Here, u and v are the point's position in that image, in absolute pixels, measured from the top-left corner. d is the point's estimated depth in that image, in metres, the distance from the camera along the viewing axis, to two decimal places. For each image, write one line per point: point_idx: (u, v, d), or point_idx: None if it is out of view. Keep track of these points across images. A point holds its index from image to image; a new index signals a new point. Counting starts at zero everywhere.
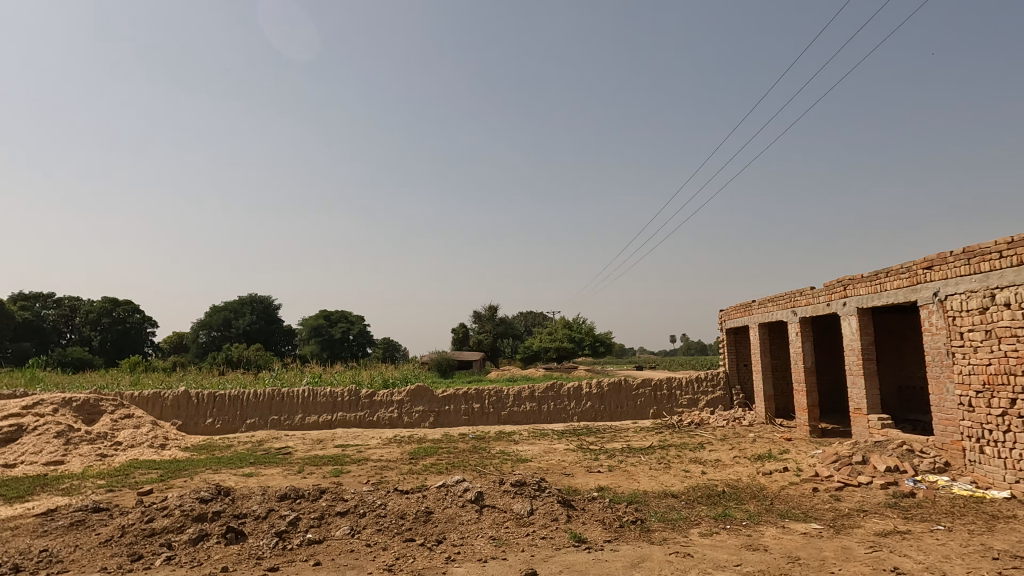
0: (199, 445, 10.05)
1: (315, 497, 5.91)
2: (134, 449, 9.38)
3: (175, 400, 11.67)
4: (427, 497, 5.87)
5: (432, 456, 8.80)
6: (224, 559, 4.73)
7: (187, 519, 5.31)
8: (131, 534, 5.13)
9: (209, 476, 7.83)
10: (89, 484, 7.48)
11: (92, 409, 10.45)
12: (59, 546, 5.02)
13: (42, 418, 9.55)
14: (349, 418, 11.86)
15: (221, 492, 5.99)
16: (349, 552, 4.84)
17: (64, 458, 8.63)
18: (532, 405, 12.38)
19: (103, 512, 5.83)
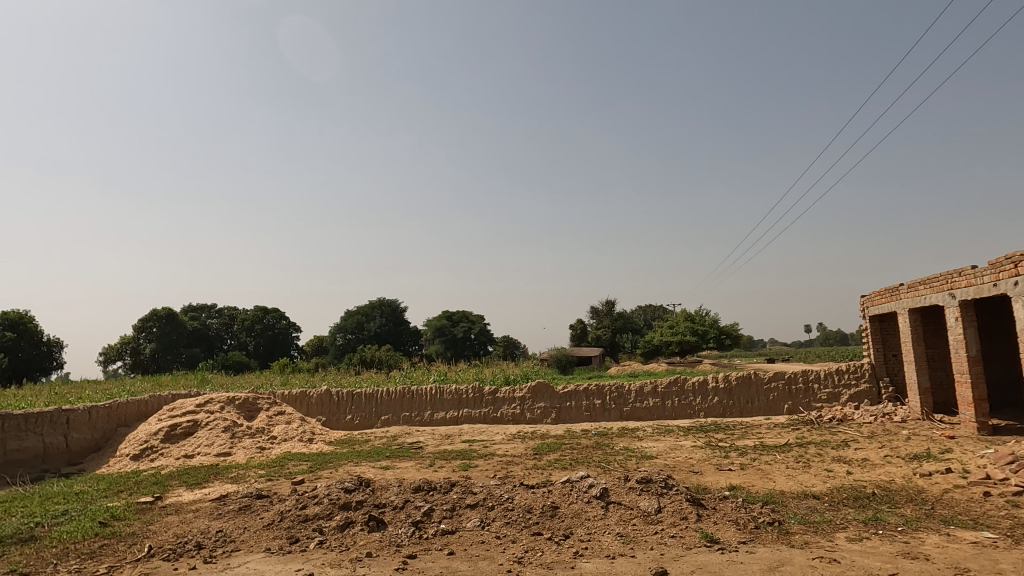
0: (342, 440, 10.89)
1: (446, 490, 6.19)
2: (286, 443, 10.36)
3: (320, 397, 12.71)
4: (552, 492, 5.93)
5: (556, 452, 8.87)
6: (368, 545, 5.10)
7: (334, 507, 5.79)
8: (289, 519, 5.69)
9: (351, 468, 8.49)
10: (252, 474, 8.38)
11: (251, 406, 11.67)
12: (231, 528, 5.69)
13: (212, 415, 10.84)
14: (474, 414, 12.29)
15: (363, 483, 6.46)
16: (480, 543, 5.04)
17: (231, 450, 9.76)
18: (655, 401, 12.08)
19: (264, 499, 6.52)
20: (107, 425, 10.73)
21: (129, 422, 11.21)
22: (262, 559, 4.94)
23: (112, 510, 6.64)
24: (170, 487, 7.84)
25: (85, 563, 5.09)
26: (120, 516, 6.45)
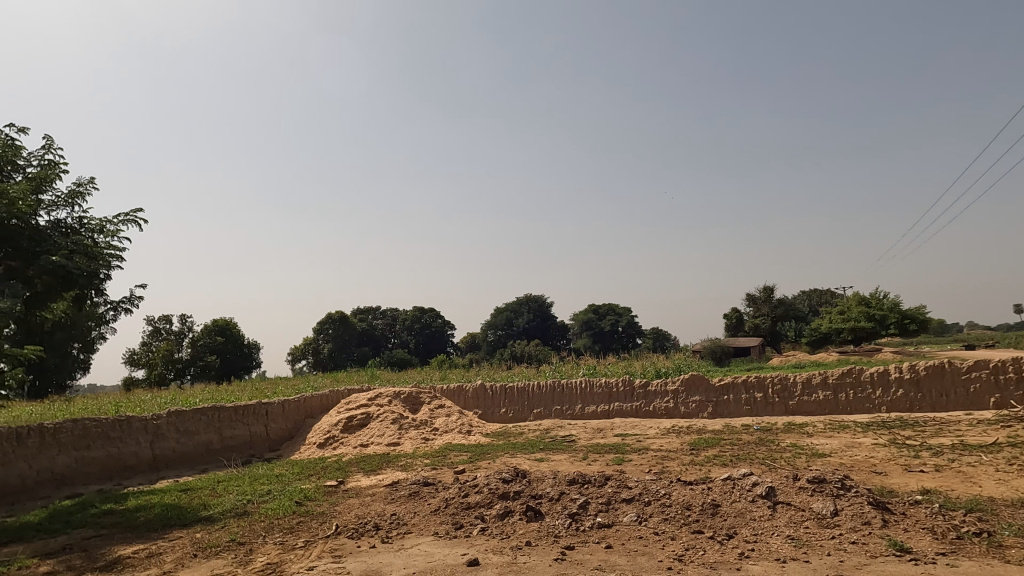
0: (498, 432, 11.32)
1: (601, 483, 6.19)
2: (448, 435, 11.02)
3: (476, 391, 13.32)
4: (712, 490, 5.68)
5: (714, 448, 8.47)
6: (527, 535, 5.27)
7: (494, 496, 6.05)
8: (453, 506, 6.06)
9: (508, 460, 8.80)
10: (419, 463, 9.02)
11: (415, 400, 12.55)
12: (404, 512, 6.19)
13: (381, 408, 11.85)
14: (626, 408, 12.14)
15: (520, 474, 6.67)
16: (638, 538, 4.98)
17: (399, 440, 10.60)
18: (826, 394, 11.06)
19: (431, 486, 7.00)
20: (297, 416, 12.19)
21: (314, 414, 12.61)
22: (431, 542, 5.31)
23: (305, 491, 7.52)
24: (350, 472, 8.71)
25: (286, 536, 5.83)
26: (312, 497, 7.29)
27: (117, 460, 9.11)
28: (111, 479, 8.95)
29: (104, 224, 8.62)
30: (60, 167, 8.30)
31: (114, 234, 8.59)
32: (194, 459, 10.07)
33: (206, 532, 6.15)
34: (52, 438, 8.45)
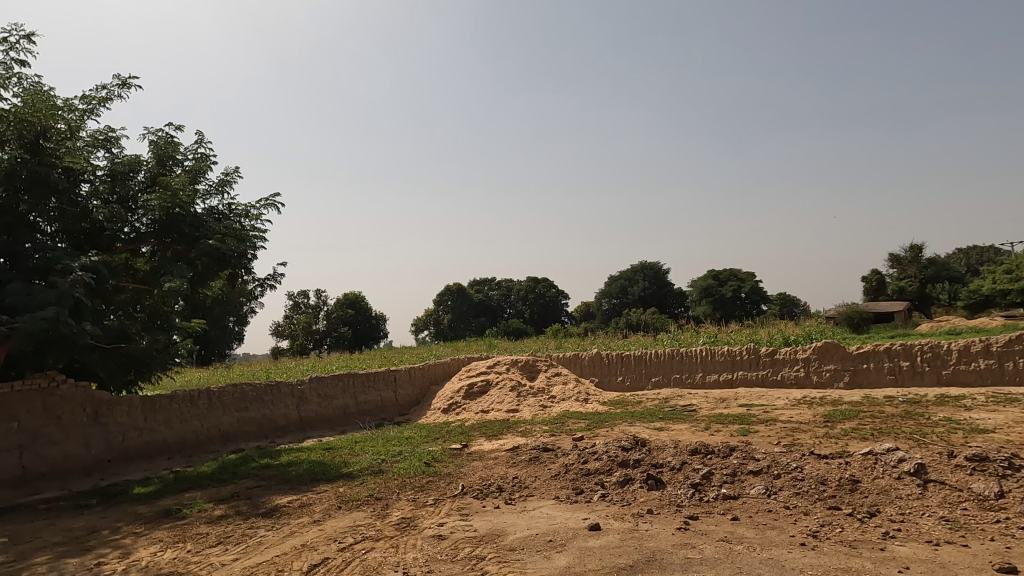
0: (615, 400, 11.28)
1: (726, 454, 5.99)
2: (565, 402, 11.16)
3: (592, 359, 13.32)
4: (851, 464, 5.29)
5: (852, 420, 7.87)
6: (649, 503, 5.24)
7: (614, 463, 6.06)
8: (573, 472, 6.15)
9: (626, 428, 8.75)
10: (538, 429, 9.23)
11: (532, 368, 12.80)
12: (525, 476, 6.39)
13: (500, 375, 12.23)
14: (750, 377, 11.59)
15: (639, 443, 6.61)
16: (767, 511, 4.78)
17: (518, 407, 10.90)
18: (989, 363, 9.83)
19: (550, 452, 7.14)
20: (422, 383, 12.90)
21: (438, 381, 13.28)
22: (553, 505, 5.45)
23: (433, 453, 7.98)
24: (473, 437, 9.11)
25: (418, 494, 6.24)
26: (439, 458, 7.72)
27: (270, 420, 10.17)
28: (266, 437, 10.02)
29: (249, 209, 9.51)
30: (211, 159, 9.23)
31: (258, 217, 9.45)
32: (334, 421, 11.02)
33: (348, 487, 6.74)
34: (217, 400, 9.58)
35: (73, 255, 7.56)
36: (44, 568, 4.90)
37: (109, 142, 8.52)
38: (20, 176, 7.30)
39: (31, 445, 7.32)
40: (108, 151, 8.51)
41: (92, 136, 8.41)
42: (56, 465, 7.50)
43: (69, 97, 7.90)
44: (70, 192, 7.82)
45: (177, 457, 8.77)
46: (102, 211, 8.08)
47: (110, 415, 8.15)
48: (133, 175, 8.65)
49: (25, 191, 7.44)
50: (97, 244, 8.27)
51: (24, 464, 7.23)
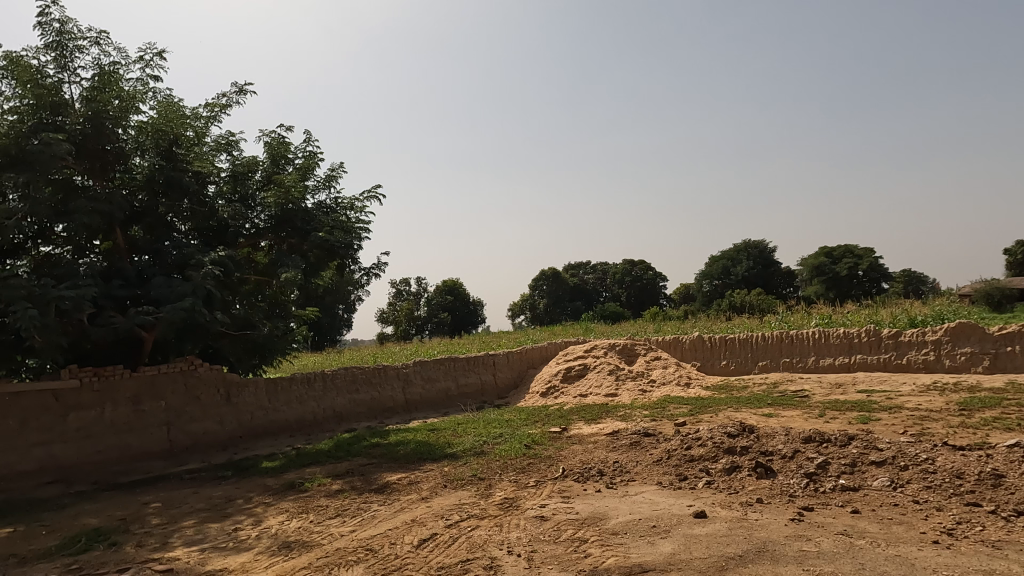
0: (719, 385, 10.88)
1: (843, 443, 5.60)
2: (665, 387, 10.91)
3: (693, 343, 12.90)
4: (993, 457, 4.78)
5: (994, 409, 7.09)
6: (758, 492, 5.02)
7: (719, 450, 5.86)
8: (676, 458, 6.01)
9: (732, 414, 8.42)
10: (638, 414, 9.09)
11: (630, 351, 12.60)
12: (626, 460, 6.32)
13: (598, 359, 12.16)
14: (870, 361, 10.76)
15: (746, 429, 6.33)
16: (892, 505, 4.43)
17: (617, 391, 10.81)
18: None
19: (652, 437, 7.02)
20: (520, 367, 13.08)
21: (536, 364, 13.41)
22: (655, 491, 5.36)
23: (533, 435, 8.09)
24: (572, 420, 9.13)
25: (520, 475, 6.35)
26: (539, 441, 7.81)
27: (379, 402, 10.73)
28: (376, 418, 10.59)
29: (354, 202, 10.01)
30: (318, 156, 9.79)
31: (362, 209, 9.94)
32: (437, 403, 11.45)
33: (452, 467, 6.99)
34: (331, 383, 10.23)
35: (204, 251, 8.32)
36: (191, 530, 5.49)
37: (230, 145, 9.25)
38: (158, 181, 8.10)
39: (175, 422, 8.18)
40: (230, 154, 9.24)
41: (215, 141, 9.17)
42: (196, 440, 8.34)
43: (195, 106, 8.64)
44: (199, 194, 8.59)
45: (298, 435, 9.48)
46: (227, 209, 8.81)
47: (239, 396, 8.93)
48: (252, 175, 9.35)
49: (163, 195, 8.25)
50: (224, 240, 9.05)
51: (171, 439, 8.10)
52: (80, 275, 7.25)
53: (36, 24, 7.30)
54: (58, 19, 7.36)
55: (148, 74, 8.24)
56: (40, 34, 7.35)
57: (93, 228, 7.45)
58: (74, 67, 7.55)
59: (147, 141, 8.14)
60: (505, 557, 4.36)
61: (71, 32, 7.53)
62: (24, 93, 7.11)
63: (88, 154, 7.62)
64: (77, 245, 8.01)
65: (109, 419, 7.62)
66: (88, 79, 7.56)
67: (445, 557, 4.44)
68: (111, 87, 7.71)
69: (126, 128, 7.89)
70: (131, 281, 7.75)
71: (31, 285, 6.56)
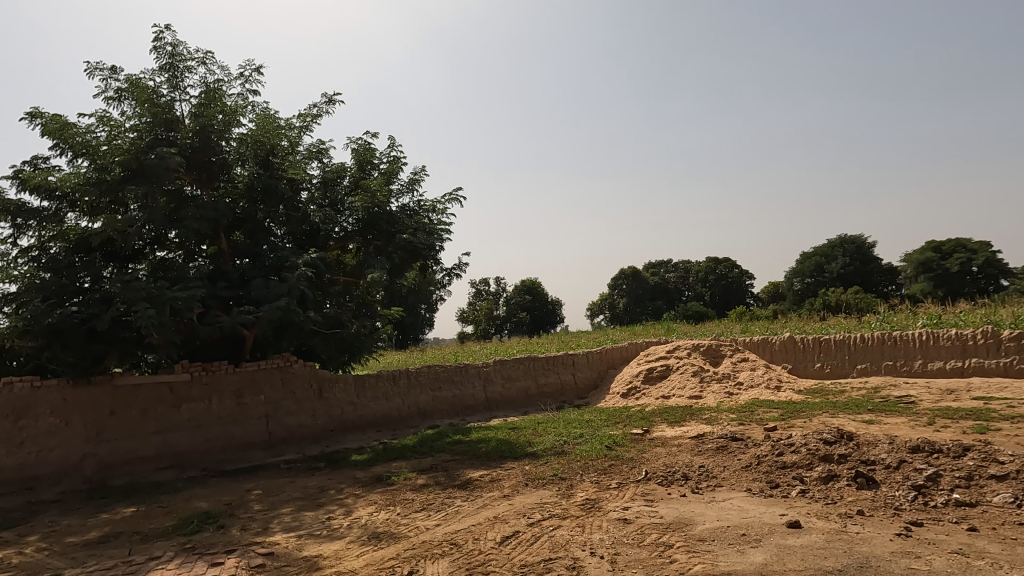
0: (813, 389, 10.29)
1: (957, 454, 5.15)
2: (754, 390, 10.45)
3: (783, 344, 12.27)
4: None
5: None
6: (859, 503, 4.71)
7: (814, 457, 5.55)
8: (767, 464, 5.75)
9: (828, 420, 7.94)
10: (724, 417, 8.76)
11: (715, 353, 12.16)
12: (713, 465, 6.11)
13: (681, 360, 11.84)
14: (987, 365, 9.83)
15: (845, 436, 5.95)
16: (1017, 525, 4.03)
17: (701, 393, 10.47)
18: None
19: (740, 441, 6.75)
20: (600, 367, 12.94)
21: (616, 365, 13.23)
22: (745, 498, 5.14)
23: (614, 437, 7.98)
24: (654, 422, 8.92)
25: (601, 477, 6.28)
26: (621, 443, 7.69)
27: (461, 399, 10.94)
28: (458, 415, 10.81)
29: (436, 204, 10.27)
30: (402, 160, 10.12)
31: (444, 211, 10.18)
32: (517, 402, 11.54)
33: (533, 466, 7.02)
34: (415, 380, 10.53)
35: (298, 254, 8.80)
36: (289, 517, 5.82)
37: (321, 153, 9.74)
38: (257, 189, 8.65)
39: (274, 415, 8.70)
40: (320, 161, 9.73)
41: (308, 149, 9.68)
42: (292, 432, 8.83)
43: (290, 117, 9.16)
44: (293, 200, 9.09)
45: (384, 430, 9.83)
46: (318, 214, 9.28)
47: (330, 391, 9.37)
48: (340, 181, 9.80)
49: (261, 202, 8.80)
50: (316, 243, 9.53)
51: (269, 431, 8.62)
52: (190, 277, 7.88)
53: (152, 48, 8.00)
54: (171, 43, 8.03)
55: (248, 89, 8.82)
56: (156, 57, 8.04)
57: (201, 233, 8.07)
58: (184, 86, 8.20)
59: (247, 152, 8.71)
60: (587, 558, 4.32)
61: (181, 54, 8.18)
62: (142, 112, 7.80)
63: (196, 166, 8.26)
64: (187, 249, 8.69)
65: (216, 410, 8.22)
66: (196, 97, 8.19)
67: (527, 555, 4.47)
68: (216, 102, 8.31)
69: (228, 140, 8.48)
70: (234, 282, 8.32)
71: (149, 287, 7.20)
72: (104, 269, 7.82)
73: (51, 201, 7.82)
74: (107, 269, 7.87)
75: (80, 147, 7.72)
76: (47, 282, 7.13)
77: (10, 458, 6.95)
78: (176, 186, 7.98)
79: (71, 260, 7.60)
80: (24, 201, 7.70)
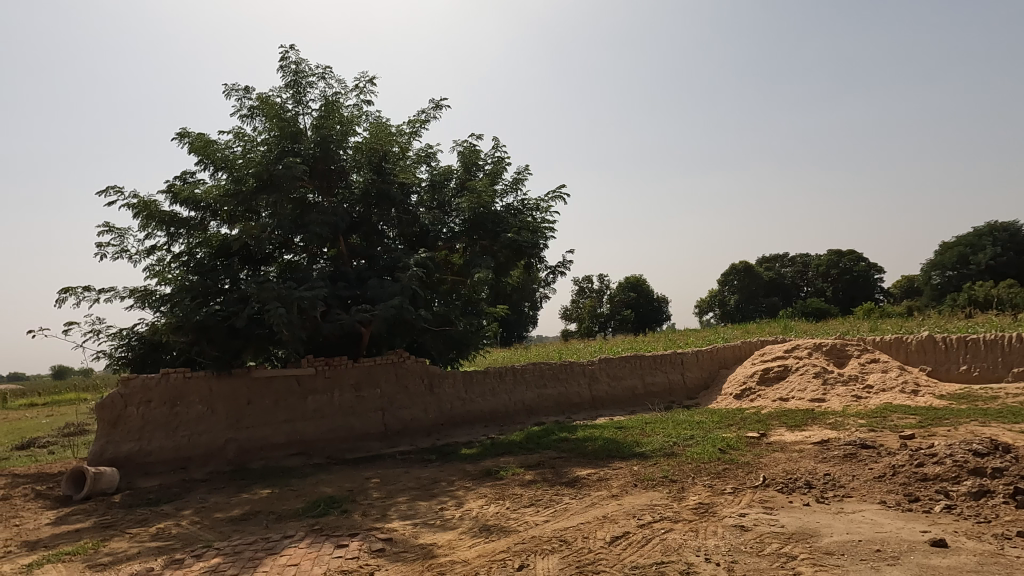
0: (957, 394, 9.24)
1: None
2: (886, 394, 9.56)
3: (920, 344, 11.10)
4: None
5: None
6: (1020, 524, 4.17)
7: (962, 470, 4.99)
8: (904, 475, 5.25)
9: (977, 429, 7.10)
10: (852, 423, 8.10)
11: (840, 353, 11.26)
12: (840, 474, 5.67)
13: (801, 360, 11.08)
14: None
15: (1000, 448, 5.30)
16: None
17: (825, 396, 9.75)
18: None
19: (871, 449, 6.21)
20: (711, 366, 12.41)
21: (728, 364, 12.63)
22: (878, 511, 4.73)
23: (728, 440, 7.63)
24: (772, 426, 8.42)
25: (716, 481, 6.03)
26: (735, 446, 7.34)
27: (566, 397, 10.94)
28: (563, 413, 10.82)
29: (540, 203, 10.33)
30: (506, 160, 10.26)
31: (547, 209, 10.21)
32: (623, 401, 11.36)
33: (642, 467, 6.87)
34: (521, 377, 10.65)
35: (409, 255, 9.21)
36: (405, 506, 6.10)
37: (429, 157, 10.11)
38: (371, 194, 9.14)
39: (389, 408, 9.15)
40: (429, 165, 10.10)
41: (417, 153, 10.08)
42: (406, 425, 9.22)
43: (401, 123, 9.59)
44: (404, 203, 9.52)
45: (492, 425, 10.03)
46: (427, 215, 9.65)
47: (440, 387, 9.70)
48: (448, 183, 10.13)
49: (375, 206, 9.28)
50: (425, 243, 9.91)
51: (385, 423, 9.06)
52: (313, 278, 8.47)
53: (279, 67, 8.69)
54: (295, 61, 8.67)
55: (362, 100, 9.34)
56: (282, 76, 8.73)
57: (323, 237, 8.66)
58: (306, 100, 8.84)
59: (363, 159, 9.23)
60: (701, 564, 4.17)
61: (303, 71, 8.82)
62: (271, 127, 8.50)
63: (318, 174, 8.88)
64: (310, 252, 9.37)
65: (337, 402, 8.79)
66: (317, 110, 8.80)
67: (639, 557, 4.39)
68: (334, 114, 8.87)
69: (346, 149, 9.04)
70: (352, 282, 8.85)
71: (279, 288, 7.83)
72: (241, 272, 8.62)
73: (197, 211, 8.74)
74: (244, 272, 8.66)
75: (220, 161, 8.57)
76: (194, 284, 7.96)
77: (167, 440, 7.85)
78: (301, 194, 8.63)
79: (214, 264, 8.44)
80: (175, 212, 8.66)
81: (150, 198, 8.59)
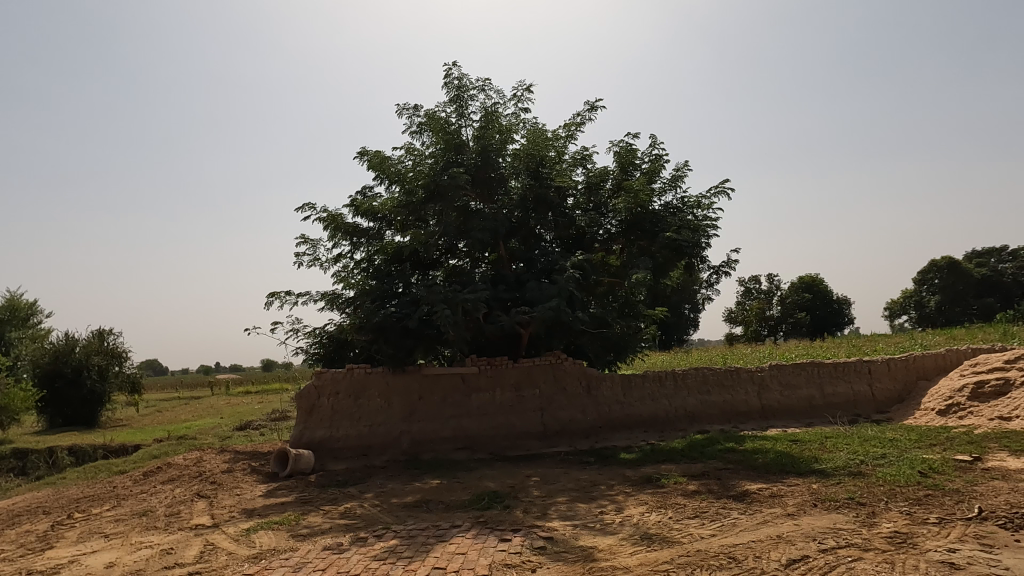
0: None
1: None
2: None
3: None
4: None
5: None
6: None
7: None
8: None
9: None
10: None
11: None
12: None
13: None
14: None
15: None
16: None
17: None
18: None
19: None
20: (907, 377, 10.91)
21: (930, 375, 11.01)
22: None
23: (930, 461, 6.64)
24: (990, 449, 7.18)
25: (916, 508, 5.27)
26: (940, 469, 6.36)
27: (732, 405, 10.27)
28: (729, 421, 10.18)
29: (701, 200, 9.85)
30: (664, 158, 9.96)
31: (709, 206, 9.71)
32: (798, 411, 10.42)
33: (823, 486, 6.23)
34: (683, 382, 10.20)
35: (566, 257, 9.30)
36: (565, 507, 6.15)
37: (584, 159, 10.12)
38: (529, 199, 9.38)
39: (547, 408, 9.28)
40: (585, 167, 10.12)
41: (573, 156, 10.16)
42: (564, 426, 9.28)
43: (556, 128, 9.72)
44: (561, 206, 9.63)
45: (651, 431, 9.73)
46: (584, 218, 9.67)
47: (598, 389, 9.62)
48: (604, 185, 10.06)
49: (533, 210, 9.50)
50: (583, 246, 9.95)
51: (544, 423, 9.20)
52: (476, 282, 8.90)
53: (444, 84, 9.24)
54: (457, 77, 9.17)
55: (520, 108, 9.62)
56: (447, 92, 9.28)
57: (485, 242, 9.05)
58: (468, 113, 9.30)
59: (521, 165, 9.49)
60: None
61: (465, 85, 9.29)
62: (437, 141, 9.09)
63: (479, 182, 9.30)
64: (473, 257, 9.85)
65: (499, 400, 9.12)
66: (477, 121, 9.22)
67: None
68: (494, 124, 9.25)
69: (504, 157, 9.37)
70: (512, 285, 9.13)
71: (446, 291, 8.33)
72: (413, 276, 9.33)
73: (375, 222, 9.63)
74: (414, 276, 9.38)
75: (394, 176, 9.35)
76: (373, 288, 8.76)
77: (352, 429, 8.73)
78: (464, 202, 9.11)
79: (390, 269, 9.25)
80: (357, 223, 9.60)
81: (336, 212, 9.63)
